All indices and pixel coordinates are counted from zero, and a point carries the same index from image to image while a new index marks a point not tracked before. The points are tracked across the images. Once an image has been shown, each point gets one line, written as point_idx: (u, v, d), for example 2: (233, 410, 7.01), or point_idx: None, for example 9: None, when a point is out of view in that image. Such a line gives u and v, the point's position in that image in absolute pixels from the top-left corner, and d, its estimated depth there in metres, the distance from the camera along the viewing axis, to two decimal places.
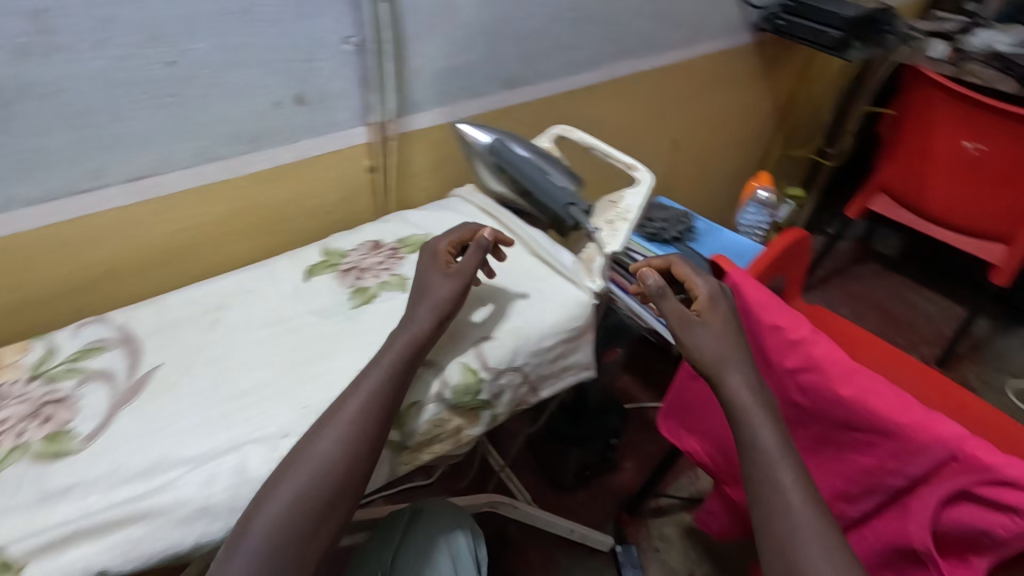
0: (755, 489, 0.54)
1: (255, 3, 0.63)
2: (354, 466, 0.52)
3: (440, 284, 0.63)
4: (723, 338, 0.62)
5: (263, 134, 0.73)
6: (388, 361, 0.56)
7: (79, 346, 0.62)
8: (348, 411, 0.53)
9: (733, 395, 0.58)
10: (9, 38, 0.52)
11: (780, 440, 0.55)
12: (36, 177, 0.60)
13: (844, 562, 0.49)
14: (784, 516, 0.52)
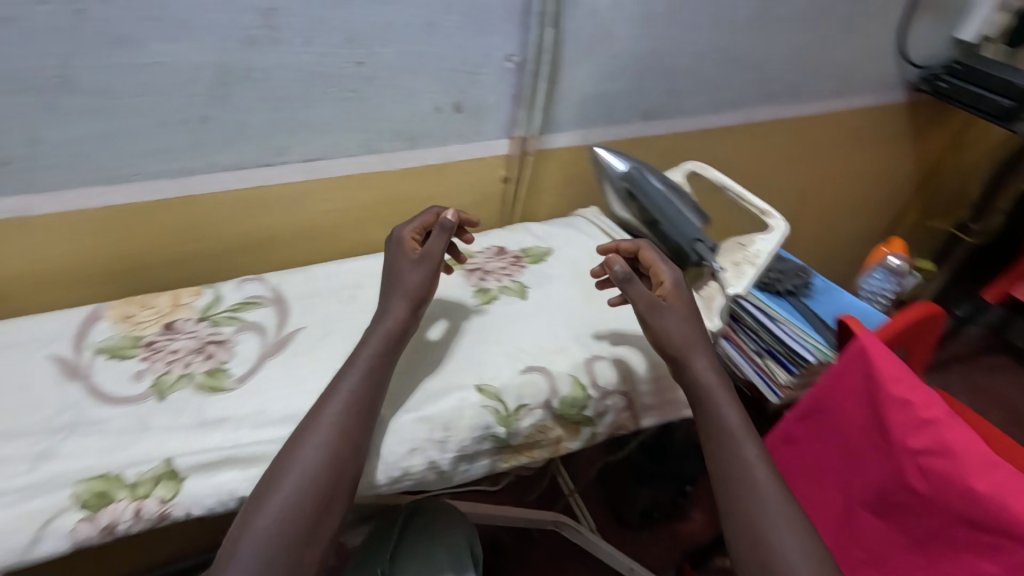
0: (719, 469, 0.56)
1: (440, 17, 0.70)
2: (340, 467, 0.50)
3: (408, 271, 0.62)
4: (692, 325, 0.63)
5: (419, 135, 0.79)
6: (364, 358, 0.56)
7: (241, 298, 0.70)
8: (326, 415, 0.52)
9: (698, 377, 0.60)
10: (243, 30, 0.61)
11: (740, 418, 0.59)
12: (234, 148, 0.69)
13: (805, 530, 0.52)
14: (748, 487, 0.54)
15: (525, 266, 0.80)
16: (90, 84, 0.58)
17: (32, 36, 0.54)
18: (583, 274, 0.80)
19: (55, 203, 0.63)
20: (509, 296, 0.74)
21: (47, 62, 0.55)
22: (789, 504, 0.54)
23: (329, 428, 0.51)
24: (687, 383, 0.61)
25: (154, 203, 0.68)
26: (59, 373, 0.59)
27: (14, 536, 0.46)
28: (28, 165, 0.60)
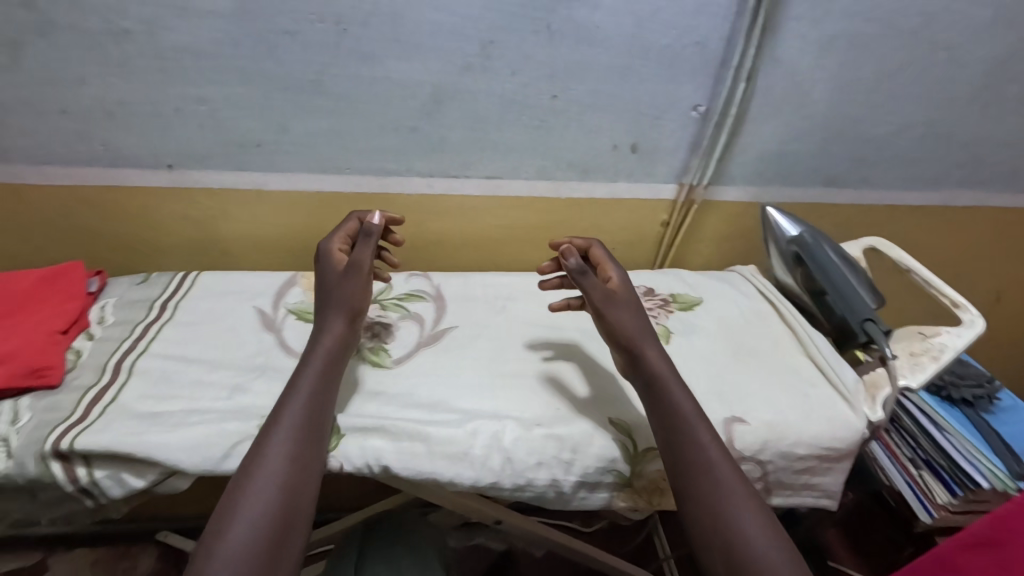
0: (677, 461, 0.53)
1: (637, 62, 0.73)
2: (296, 492, 0.48)
3: (347, 287, 0.60)
4: (639, 317, 0.62)
5: (592, 169, 0.82)
6: (305, 378, 0.55)
7: (408, 289, 0.77)
8: (270, 445, 0.49)
9: (651, 365, 0.58)
10: (463, 57, 0.69)
11: (691, 402, 0.56)
12: (430, 157, 0.77)
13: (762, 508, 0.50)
14: (710, 474, 0.52)
15: (672, 312, 0.79)
16: (334, 89, 0.69)
17: (303, 47, 0.66)
18: (735, 332, 0.77)
19: (284, 181, 0.76)
20: None
21: (309, 68, 0.67)
22: (751, 492, 0.51)
23: (278, 454, 0.49)
24: (641, 376, 0.58)
25: (356, 194, 0.79)
26: (259, 323, 0.69)
27: (212, 447, 0.54)
28: (274, 148, 0.73)
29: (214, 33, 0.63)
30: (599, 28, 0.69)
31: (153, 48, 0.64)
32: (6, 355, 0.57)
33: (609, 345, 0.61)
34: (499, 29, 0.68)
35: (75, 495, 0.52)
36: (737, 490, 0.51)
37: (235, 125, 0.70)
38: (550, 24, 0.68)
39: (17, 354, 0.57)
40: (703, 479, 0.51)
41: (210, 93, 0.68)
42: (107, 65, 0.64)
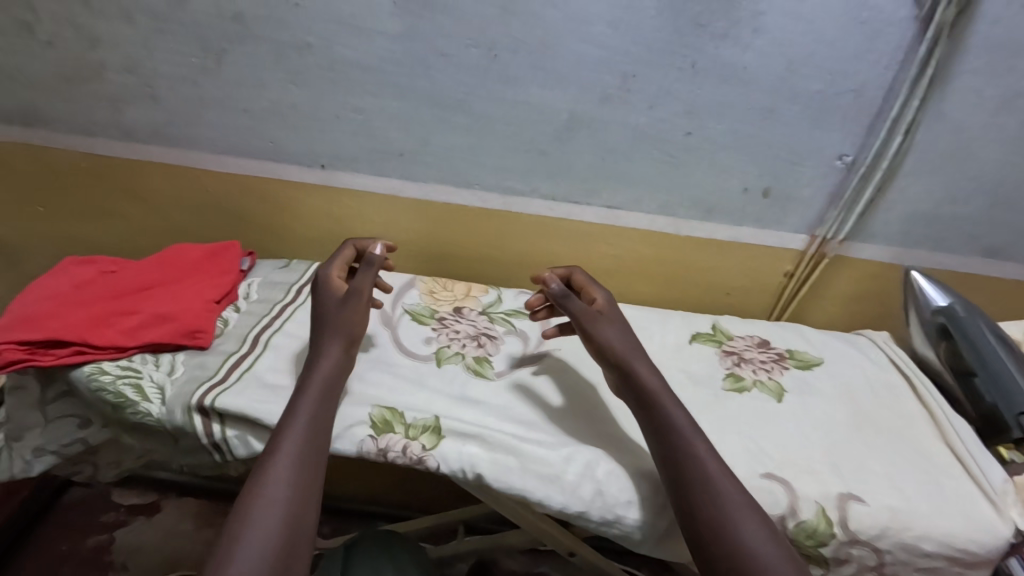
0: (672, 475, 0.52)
1: (782, 106, 0.70)
2: (297, 523, 0.47)
3: (345, 312, 0.60)
4: (628, 337, 0.61)
5: (717, 209, 0.80)
6: (303, 404, 0.54)
7: (516, 305, 0.79)
8: (269, 474, 0.49)
9: (644, 384, 0.57)
10: (603, 88, 0.71)
11: (686, 416, 0.55)
12: (555, 181, 0.79)
13: (762, 517, 0.49)
14: (704, 482, 0.51)
15: (788, 369, 0.74)
16: (477, 109, 0.74)
17: (456, 69, 0.71)
18: (857, 402, 0.70)
19: (417, 190, 0.81)
20: (763, 393, 0.70)
21: (458, 88, 0.72)
22: (753, 508, 0.50)
23: (278, 481, 0.48)
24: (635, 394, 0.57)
25: (479, 209, 0.82)
26: (378, 318, 0.74)
27: None
28: (414, 159, 0.78)
29: (380, 51, 0.70)
30: (746, 69, 0.68)
31: (328, 61, 0.71)
32: (172, 315, 0.66)
33: (601, 364, 0.60)
34: (642, 63, 0.68)
35: (208, 448, 0.59)
36: (733, 499, 0.50)
37: (383, 134, 0.77)
38: (696, 62, 0.68)
39: (180, 316, 0.66)
40: (704, 496, 0.50)
41: (367, 104, 0.74)
42: (287, 74, 0.73)
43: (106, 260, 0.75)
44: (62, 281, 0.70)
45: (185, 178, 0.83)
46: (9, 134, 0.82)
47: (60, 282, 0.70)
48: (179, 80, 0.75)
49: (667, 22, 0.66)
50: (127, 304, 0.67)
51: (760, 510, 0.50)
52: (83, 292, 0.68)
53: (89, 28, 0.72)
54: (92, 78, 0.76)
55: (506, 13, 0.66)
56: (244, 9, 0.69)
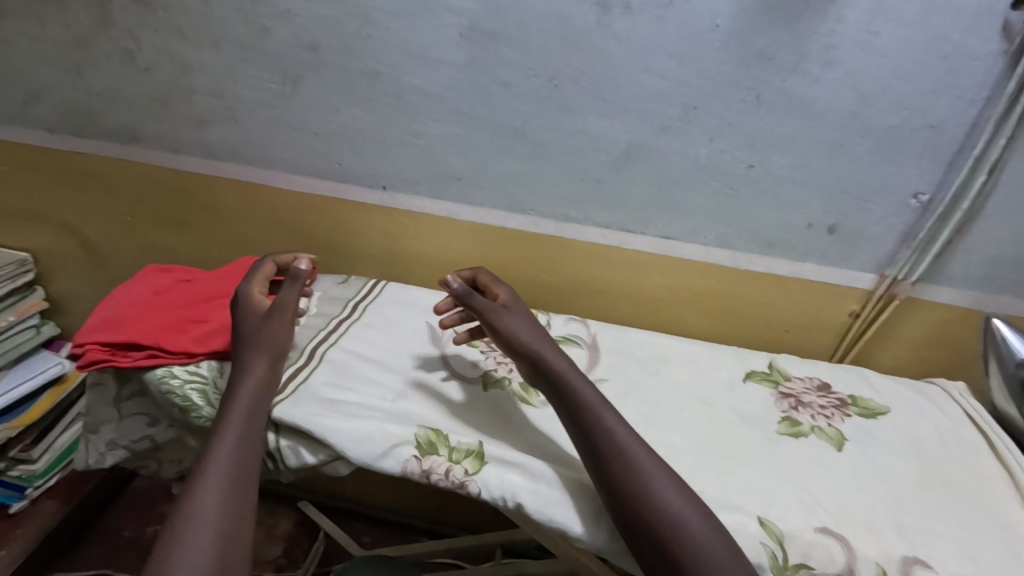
0: (590, 451, 0.54)
1: (853, 141, 0.68)
2: (231, 542, 0.49)
3: (270, 331, 0.62)
4: (535, 329, 0.62)
5: (778, 244, 0.77)
6: (231, 425, 0.55)
7: (564, 332, 0.78)
8: (199, 496, 0.50)
9: (554, 366, 0.59)
10: (663, 119, 0.70)
11: (593, 391, 0.58)
12: (610, 210, 0.79)
13: (665, 471, 0.53)
14: (614, 445, 0.54)
15: (850, 416, 0.70)
16: (535, 137, 0.75)
17: (517, 97, 0.72)
18: (927, 458, 0.66)
19: (472, 213, 0.83)
20: (821, 440, 0.66)
21: (517, 116, 0.73)
22: (668, 474, 0.53)
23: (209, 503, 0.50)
24: (547, 380, 0.59)
25: (532, 234, 0.83)
26: (428, 337, 0.75)
27: (374, 443, 0.59)
28: (471, 183, 0.80)
29: (445, 80, 0.72)
30: (815, 102, 0.66)
31: (395, 89, 0.74)
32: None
33: (513, 357, 0.61)
34: (705, 94, 0.68)
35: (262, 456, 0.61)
36: (641, 456, 0.53)
37: (443, 159, 0.79)
38: (761, 94, 0.67)
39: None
40: (622, 469, 0.52)
41: (429, 130, 0.77)
42: (356, 99, 0.76)
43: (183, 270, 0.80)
44: (143, 287, 0.75)
45: (256, 194, 0.88)
46: (105, 149, 0.89)
47: (142, 288, 0.75)
48: (257, 103, 0.80)
49: (732, 55, 0.65)
50: (197, 312, 0.71)
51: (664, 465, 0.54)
52: (160, 300, 0.73)
53: (181, 55, 0.78)
54: (180, 100, 0.82)
55: (569, 44, 0.67)
56: (320, 40, 0.73)
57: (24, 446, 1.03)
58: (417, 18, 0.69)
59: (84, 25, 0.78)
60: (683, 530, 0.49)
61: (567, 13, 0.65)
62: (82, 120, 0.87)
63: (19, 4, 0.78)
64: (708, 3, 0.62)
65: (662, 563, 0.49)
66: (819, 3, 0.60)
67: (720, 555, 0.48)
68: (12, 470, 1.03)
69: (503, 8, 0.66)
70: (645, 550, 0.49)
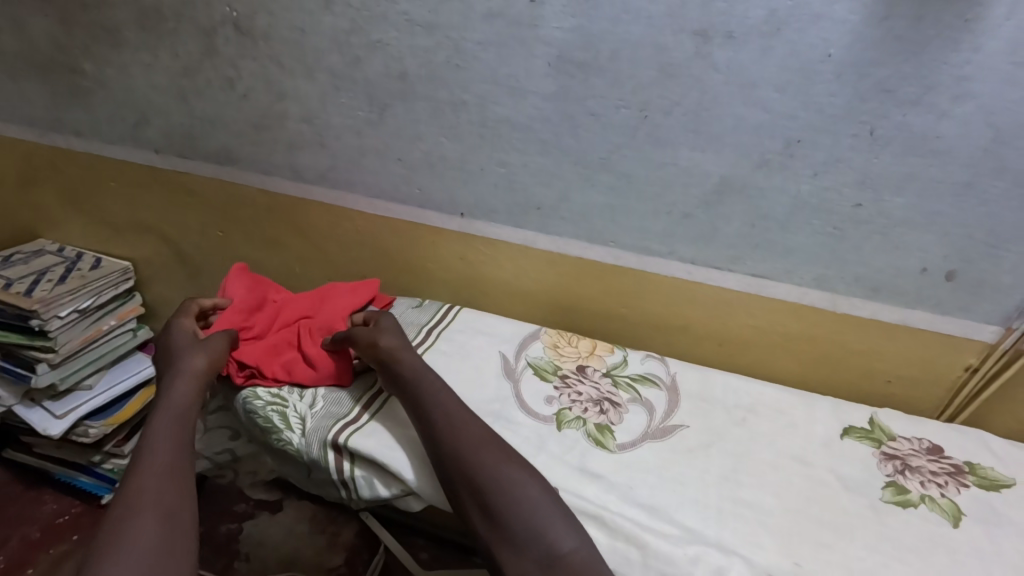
0: (423, 423, 0.59)
1: (985, 181, 0.61)
2: (176, 516, 0.51)
3: (208, 344, 0.67)
4: (395, 335, 0.68)
5: (886, 289, 0.71)
6: (165, 418, 0.59)
7: (642, 371, 0.74)
8: (138, 479, 0.52)
9: (403, 360, 0.65)
10: (761, 154, 0.66)
11: (436, 378, 0.63)
12: (698, 244, 0.75)
13: (496, 438, 0.58)
14: (446, 420, 0.58)
15: (967, 486, 0.62)
16: (622, 169, 0.72)
17: (605, 129, 0.70)
18: None
19: (550, 242, 0.81)
20: (935, 513, 0.60)
21: (605, 147, 0.71)
22: (494, 439, 0.57)
23: (149, 484, 0.52)
24: (393, 370, 0.64)
25: (610, 265, 0.80)
26: (501, 369, 0.73)
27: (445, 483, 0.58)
28: (551, 214, 0.79)
29: (533, 111, 0.71)
30: (939, 139, 0.60)
31: (480, 118, 0.74)
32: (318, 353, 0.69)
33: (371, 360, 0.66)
34: (813, 129, 0.63)
35: (336, 483, 0.62)
36: (469, 426, 0.58)
37: (524, 188, 0.78)
38: (877, 129, 0.61)
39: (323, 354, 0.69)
40: (450, 436, 0.57)
41: (512, 159, 0.76)
42: (441, 127, 0.77)
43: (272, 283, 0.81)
44: (239, 294, 0.76)
45: (339, 216, 0.90)
46: (204, 170, 0.94)
47: (237, 297, 0.77)
48: (345, 130, 0.82)
49: (847, 88, 0.60)
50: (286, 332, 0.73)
51: (496, 435, 0.58)
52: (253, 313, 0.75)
53: (277, 83, 0.81)
54: (274, 125, 0.85)
55: (665, 75, 0.64)
56: (410, 70, 0.73)
57: (118, 442, 1.10)
58: (507, 49, 0.68)
59: (192, 54, 0.82)
60: (507, 485, 0.53)
61: (664, 43, 0.63)
62: (185, 142, 0.92)
63: (137, 36, 0.83)
64: (822, 32, 0.58)
65: (483, 515, 0.53)
66: (953, 31, 0.55)
67: (544, 509, 0.52)
68: (107, 463, 1.11)
69: (597, 38, 0.64)
70: (465, 502, 0.54)
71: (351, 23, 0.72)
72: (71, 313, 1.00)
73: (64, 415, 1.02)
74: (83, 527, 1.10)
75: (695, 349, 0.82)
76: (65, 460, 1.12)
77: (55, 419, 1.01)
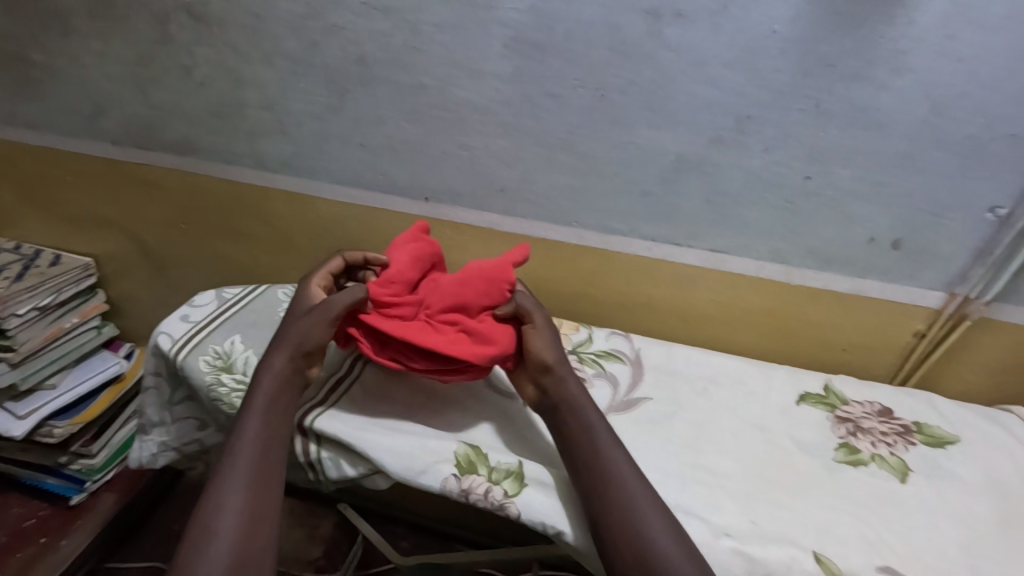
0: (588, 473, 0.53)
1: (924, 152, 0.64)
2: (255, 532, 0.49)
3: (304, 322, 0.60)
4: (558, 349, 0.62)
5: (838, 260, 0.73)
6: (255, 417, 0.55)
7: (606, 347, 0.76)
8: (223, 489, 0.50)
9: (568, 392, 0.59)
10: (714, 131, 0.68)
11: (602, 424, 0.57)
12: (659, 222, 0.76)
13: (662, 507, 0.52)
14: (613, 474, 0.53)
15: (915, 444, 0.66)
16: (581, 149, 0.73)
17: (563, 109, 0.71)
18: (1009, 496, 0.61)
19: (515, 224, 0.82)
20: (885, 471, 0.62)
21: (565, 128, 0.72)
22: (658, 506, 0.52)
23: (232, 497, 0.50)
24: (553, 396, 0.59)
25: (575, 246, 0.81)
26: None
27: (413, 459, 0.58)
28: (514, 195, 0.79)
29: (492, 92, 0.72)
30: (881, 112, 0.62)
31: (441, 101, 0.74)
32: (489, 337, 0.61)
33: (535, 380, 0.61)
34: (762, 105, 0.65)
35: (305, 465, 0.62)
36: (638, 490, 0.52)
37: (487, 171, 0.78)
38: (822, 103, 0.63)
39: (496, 339, 0.61)
40: (618, 494, 0.52)
41: (474, 141, 0.76)
42: (403, 111, 0.77)
43: (404, 236, 0.69)
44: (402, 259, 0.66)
45: (305, 204, 0.89)
46: (164, 161, 0.93)
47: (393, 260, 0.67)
48: (306, 116, 0.81)
49: (792, 63, 0.62)
50: (439, 301, 0.63)
51: (662, 504, 0.52)
52: (388, 272, 0.64)
53: (235, 70, 0.80)
54: (234, 113, 0.84)
55: (620, 54, 0.66)
56: (369, 54, 0.73)
57: (85, 441, 1.08)
58: (464, 31, 0.69)
59: (147, 42, 0.81)
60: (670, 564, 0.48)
61: (617, 22, 0.64)
62: (143, 133, 0.91)
63: (88, 24, 0.82)
64: (767, 9, 0.60)
65: None
66: (888, 6, 0.57)
67: None
68: (74, 464, 1.08)
69: (552, 19, 0.65)
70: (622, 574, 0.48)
71: (307, 7, 0.72)
72: (31, 310, 0.99)
73: (26, 416, 1.00)
74: (51, 530, 1.08)
75: (661, 325, 0.84)
76: (30, 463, 1.10)
77: (17, 419, 0.99)
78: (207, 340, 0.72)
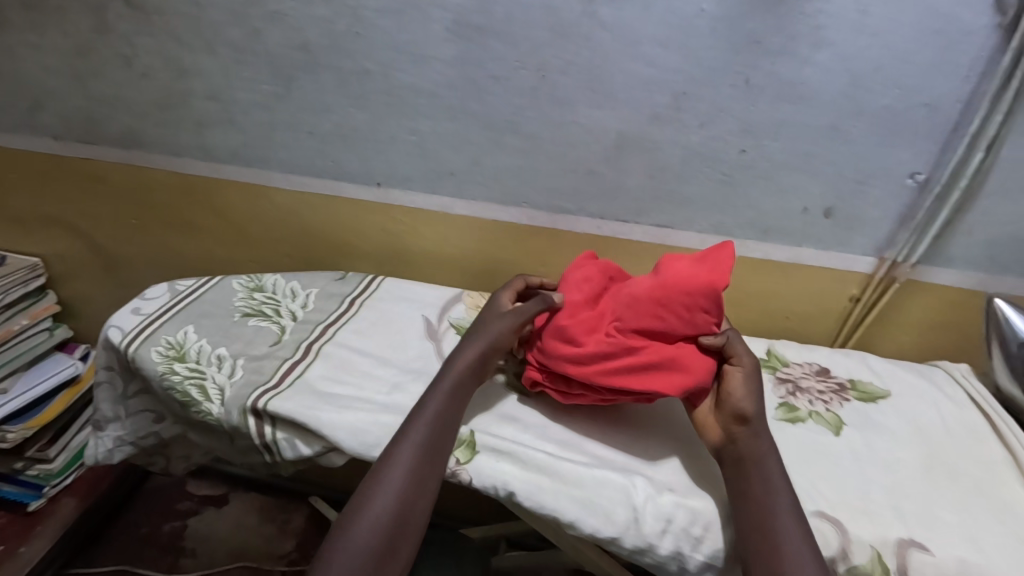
0: (761, 535, 0.49)
1: (846, 122, 0.67)
2: (419, 491, 0.52)
3: (501, 323, 0.65)
4: (761, 404, 0.57)
5: (775, 230, 0.77)
6: (442, 392, 0.59)
7: None
8: (404, 445, 0.54)
9: (758, 451, 0.54)
10: (651, 108, 0.70)
11: (788, 491, 0.52)
12: (605, 200, 0.78)
13: None
14: (790, 546, 0.48)
15: (848, 400, 0.69)
16: (526, 129, 0.75)
17: (506, 91, 0.72)
18: (932, 442, 0.65)
19: (467, 207, 0.83)
20: (820, 425, 0.66)
21: (509, 109, 0.74)
22: None
23: (409, 454, 0.54)
24: (741, 447, 0.54)
25: (527, 226, 0.83)
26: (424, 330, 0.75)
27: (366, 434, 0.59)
28: (464, 178, 0.81)
29: (436, 76, 0.73)
30: (805, 85, 0.65)
31: (386, 86, 0.75)
32: (685, 366, 0.58)
33: (724, 428, 0.57)
34: (695, 81, 0.67)
35: (261, 448, 0.63)
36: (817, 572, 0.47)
37: (437, 155, 0.79)
38: (750, 78, 0.66)
39: (692, 367, 0.58)
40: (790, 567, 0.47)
41: (422, 126, 0.77)
42: (349, 98, 0.77)
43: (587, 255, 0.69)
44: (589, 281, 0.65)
45: (258, 194, 0.89)
46: (111, 155, 0.91)
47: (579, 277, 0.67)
48: (253, 105, 0.81)
49: (720, 40, 0.64)
50: (631, 321, 0.61)
51: None
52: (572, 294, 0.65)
53: (178, 60, 0.79)
54: (179, 104, 0.83)
55: (556, 35, 0.67)
56: (312, 40, 0.74)
57: (41, 446, 1.05)
58: (405, 15, 0.70)
59: (86, 34, 0.80)
60: None
61: (553, 3, 0.66)
62: (87, 127, 0.89)
63: (22, 15, 0.80)
64: None
65: None
66: None
67: None
68: (30, 470, 1.05)
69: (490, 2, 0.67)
70: None
71: None
72: None
73: None
74: (10, 538, 1.04)
75: None
76: None
77: None
78: (158, 331, 0.71)
